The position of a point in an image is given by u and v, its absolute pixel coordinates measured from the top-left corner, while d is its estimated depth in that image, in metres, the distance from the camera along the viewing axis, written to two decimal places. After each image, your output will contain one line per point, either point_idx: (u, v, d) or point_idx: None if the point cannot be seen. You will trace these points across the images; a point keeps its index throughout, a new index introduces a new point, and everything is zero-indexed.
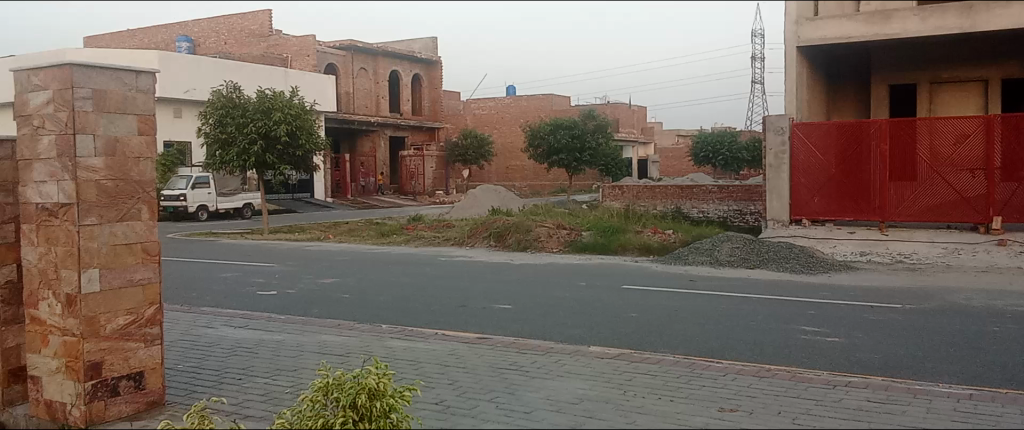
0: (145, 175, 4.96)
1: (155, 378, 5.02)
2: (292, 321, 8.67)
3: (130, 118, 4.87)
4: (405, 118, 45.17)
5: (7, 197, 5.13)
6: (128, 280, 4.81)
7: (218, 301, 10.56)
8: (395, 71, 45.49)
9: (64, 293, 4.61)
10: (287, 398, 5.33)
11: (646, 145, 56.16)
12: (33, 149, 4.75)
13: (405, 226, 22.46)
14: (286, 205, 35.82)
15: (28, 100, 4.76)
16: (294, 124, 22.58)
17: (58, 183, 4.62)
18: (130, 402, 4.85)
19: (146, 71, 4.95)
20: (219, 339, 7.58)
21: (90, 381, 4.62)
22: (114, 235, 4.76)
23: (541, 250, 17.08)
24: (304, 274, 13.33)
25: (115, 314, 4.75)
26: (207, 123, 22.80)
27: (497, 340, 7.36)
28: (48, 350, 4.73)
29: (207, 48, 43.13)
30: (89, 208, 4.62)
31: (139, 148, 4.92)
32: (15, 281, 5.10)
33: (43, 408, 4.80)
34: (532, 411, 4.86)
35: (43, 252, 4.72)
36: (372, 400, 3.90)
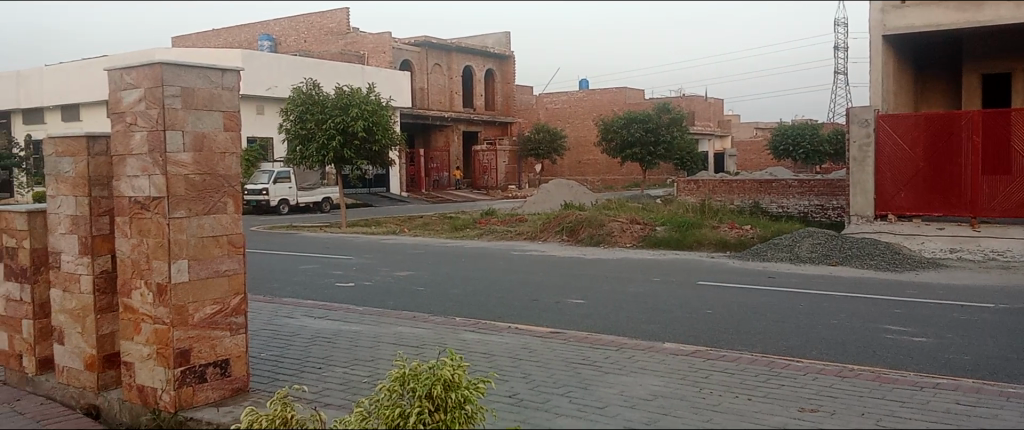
0: (230, 170, 5.13)
1: (239, 366, 5.20)
2: (369, 312, 8.85)
3: (216, 115, 5.05)
4: (478, 114, 45.50)
5: (102, 190, 5.37)
6: (214, 271, 4.99)
7: (299, 292, 10.86)
8: (469, 66, 45.82)
9: (155, 283, 4.82)
10: (365, 388, 5.44)
11: (723, 138, 55.05)
12: (126, 145, 4.97)
13: (478, 220, 22.66)
14: (363, 199, 36.60)
15: (121, 98, 4.98)
16: (370, 120, 23.07)
17: (149, 177, 4.81)
18: (216, 388, 5.04)
19: (231, 70, 5.11)
20: (300, 329, 7.80)
21: (178, 367, 4.81)
22: (202, 228, 4.94)
23: (614, 245, 16.97)
24: (380, 267, 13.59)
25: (203, 304, 4.94)
26: (287, 119, 23.43)
27: (570, 335, 7.35)
28: (139, 337, 4.95)
29: (287, 46, 44.30)
30: (178, 202, 4.80)
31: (225, 144, 5.09)
32: (110, 271, 5.37)
33: (135, 393, 5.03)
34: (606, 406, 4.83)
35: (136, 244, 4.94)
36: (447, 391, 3.94)
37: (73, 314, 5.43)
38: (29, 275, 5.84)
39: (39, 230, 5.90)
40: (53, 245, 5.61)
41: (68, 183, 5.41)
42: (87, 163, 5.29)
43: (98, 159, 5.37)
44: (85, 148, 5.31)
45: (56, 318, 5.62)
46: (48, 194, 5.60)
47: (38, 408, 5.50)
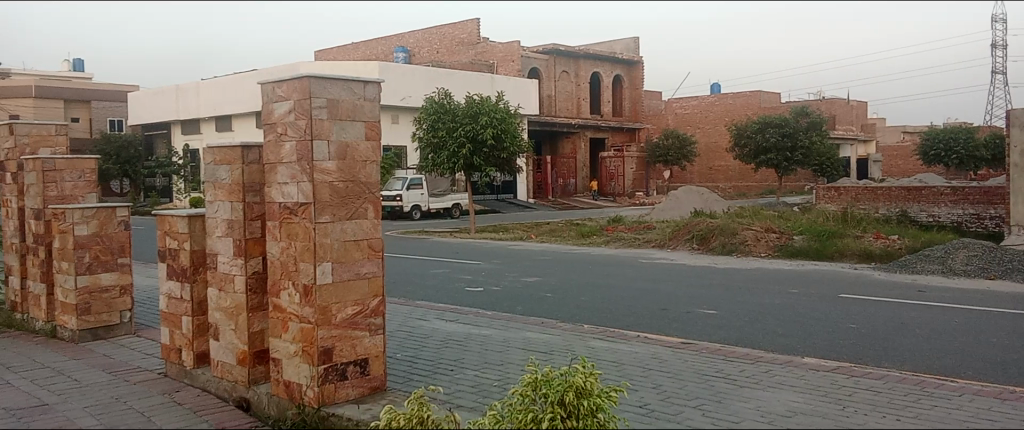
0: (371, 177, 5.35)
1: (378, 366, 5.42)
2: (498, 317, 8.99)
3: (359, 125, 5.28)
4: (606, 120, 45.35)
5: (255, 197, 5.72)
6: (356, 273, 5.21)
7: (431, 295, 11.19)
8: (597, 73, 45.72)
9: (302, 283, 5.08)
10: (496, 391, 5.53)
11: (867, 142, 52.14)
12: (278, 153, 5.28)
13: (605, 227, 22.54)
14: (492, 205, 37.26)
15: (273, 109, 5.29)
16: (499, 127, 23.38)
17: (298, 184, 5.09)
18: (356, 386, 5.26)
19: (373, 81, 5.34)
20: (433, 331, 8.02)
21: (322, 365, 5.04)
22: (345, 232, 5.16)
23: (748, 254, 16.43)
24: (508, 272, 13.79)
25: (345, 304, 5.16)
26: (420, 128, 24.26)
27: (702, 346, 7.18)
28: (287, 335, 5.24)
29: (420, 57, 45.79)
30: (324, 207, 5.04)
31: (366, 152, 5.32)
32: (261, 272, 5.71)
33: (282, 388, 5.31)
34: (741, 421, 4.69)
35: (285, 247, 5.23)
36: (579, 398, 3.94)
37: (227, 312, 5.82)
38: (190, 275, 6.30)
39: (198, 233, 6.36)
40: (211, 247, 6.02)
41: (225, 189, 5.80)
42: (241, 171, 5.65)
43: (250, 167, 5.72)
44: (239, 157, 5.68)
45: (212, 315, 6.02)
46: (207, 199, 6.02)
47: (195, 400, 5.90)
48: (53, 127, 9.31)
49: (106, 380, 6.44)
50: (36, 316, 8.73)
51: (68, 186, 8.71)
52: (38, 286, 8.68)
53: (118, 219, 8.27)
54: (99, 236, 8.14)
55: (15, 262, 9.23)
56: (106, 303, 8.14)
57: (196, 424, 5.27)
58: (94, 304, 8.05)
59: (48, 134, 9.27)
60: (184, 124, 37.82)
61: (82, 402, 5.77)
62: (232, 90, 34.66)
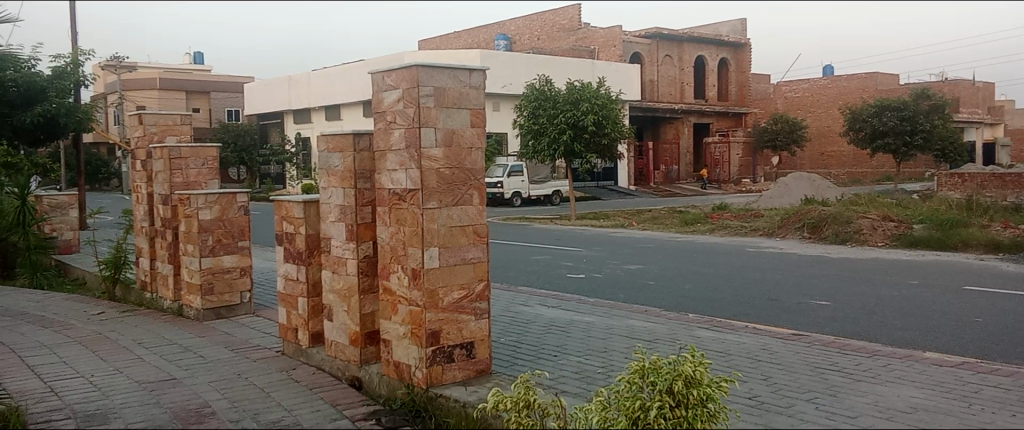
0: (476, 164, 5.41)
1: (483, 349, 5.50)
2: (601, 304, 8.97)
3: (465, 112, 5.35)
4: (711, 105, 44.25)
5: (366, 183, 5.90)
6: (461, 258, 5.31)
7: (534, 281, 11.27)
8: (701, 56, 44.66)
9: (410, 268, 5.21)
10: (600, 378, 5.53)
11: (995, 126, 48.89)
12: (387, 141, 5.42)
13: (710, 215, 22.07)
14: (593, 192, 37.13)
15: (383, 98, 5.44)
16: (601, 113, 23.14)
17: (407, 171, 5.21)
18: (462, 368, 5.36)
19: (478, 69, 5.39)
20: (535, 317, 8.10)
21: (430, 347, 5.16)
22: (451, 218, 5.25)
23: (864, 244, 15.74)
24: (610, 259, 13.70)
25: (451, 289, 5.26)
26: (522, 115, 24.51)
27: (814, 338, 6.94)
28: (397, 317, 5.39)
29: (522, 44, 45.93)
30: (430, 193, 5.14)
31: (471, 139, 5.38)
32: (371, 256, 5.90)
33: (393, 369, 5.48)
34: (858, 416, 4.52)
35: (394, 232, 5.38)
36: (689, 388, 3.88)
37: (341, 293, 6.04)
38: (305, 258, 6.58)
39: (312, 218, 6.62)
40: (325, 231, 6.25)
41: (338, 176, 6.01)
42: (353, 158, 5.85)
43: (362, 154, 5.91)
44: (351, 145, 5.87)
45: (326, 297, 6.26)
46: (321, 186, 6.24)
47: (311, 377, 6.16)
48: (178, 117, 9.86)
49: (227, 357, 6.79)
50: (165, 294, 9.30)
51: (192, 173, 9.23)
52: (165, 267, 9.24)
53: (238, 204, 8.69)
54: (221, 220, 8.57)
55: (145, 244, 9.85)
56: (227, 284, 8.61)
57: (312, 401, 5.49)
58: (216, 285, 8.52)
59: (174, 123, 9.83)
60: (295, 113, 39.21)
61: (206, 378, 6.10)
62: (341, 80, 35.75)
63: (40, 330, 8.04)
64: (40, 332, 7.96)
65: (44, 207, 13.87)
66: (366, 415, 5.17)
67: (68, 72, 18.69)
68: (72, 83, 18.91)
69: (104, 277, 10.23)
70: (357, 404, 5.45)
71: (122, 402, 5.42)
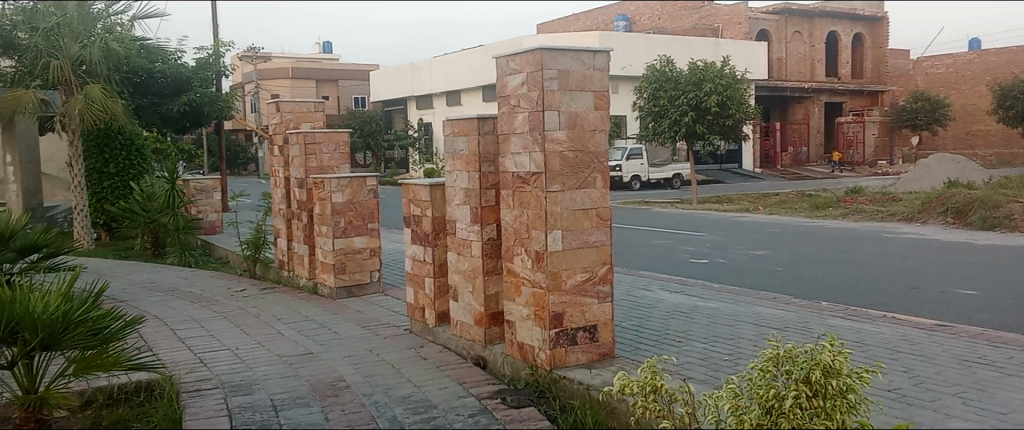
0: (600, 147, 5.37)
1: (607, 332, 5.48)
2: (726, 290, 8.76)
3: (589, 95, 5.30)
4: (843, 82, 42.09)
5: (490, 166, 5.99)
6: (585, 242, 5.30)
7: (656, 266, 11.14)
8: (834, 32, 42.51)
9: (534, 250, 5.26)
10: (727, 366, 5.42)
11: None
12: (511, 125, 5.48)
13: (842, 199, 21.04)
14: (715, 175, 36.22)
15: (507, 82, 5.49)
16: (724, 94, 22.43)
17: (530, 155, 5.25)
18: (586, 351, 5.36)
19: (602, 51, 5.33)
20: (658, 302, 8.01)
21: (554, 329, 5.20)
22: (574, 201, 5.25)
23: (1015, 230, 14.61)
24: (734, 244, 13.33)
25: (574, 271, 5.27)
26: (642, 97, 24.16)
27: (961, 330, 6.52)
28: (520, 299, 5.46)
29: (642, 25, 45.20)
30: (554, 177, 5.15)
31: (595, 122, 5.34)
32: (495, 238, 5.99)
33: (517, 350, 5.55)
34: (1011, 413, 4.22)
35: (518, 215, 5.43)
36: (827, 377, 3.73)
37: (466, 274, 6.17)
38: (432, 239, 6.77)
39: (439, 201, 6.80)
40: (451, 214, 6.39)
41: (463, 160, 6.13)
42: (477, 142, 5.94)
43: (486, 138, 5.98)
44: (476, 129, 5.96)
45: (452, 277, 6.42)
46: (446, 170, 6.39)
47: (438, 355, 6.32)
48: (312, 104, 10.31)
49: (359, 334, 7.10)
50: (301, 273, 9.80)
51: (326, 158, 9.64)
52: (301, 247, 9.73)
53: (368, 187, 9.01)
54: (352, 203, 8.93)
55: (282, 225, 10.40)
56: (358, 264, 8.97)
57: (440, 378, 5.65)
58: (348, 264, 8.89)
59: (308, 111, 10.29)
60: (417, 99, 40.15)
61: (340, 353, 6.40)
62: (461, 65, 36.29)
63: (189, 305, 8.65)
64: (189, 307, 8.57)
65: (190, 190, 14.86)
66: (491, 393, 5.25)
67: (210, 63, 19.84)
68: (214, 73, 20.03)
69: (246, 256, 10.88)
70: (483, 382, 5.56)
71: (264, 374, 5.77)
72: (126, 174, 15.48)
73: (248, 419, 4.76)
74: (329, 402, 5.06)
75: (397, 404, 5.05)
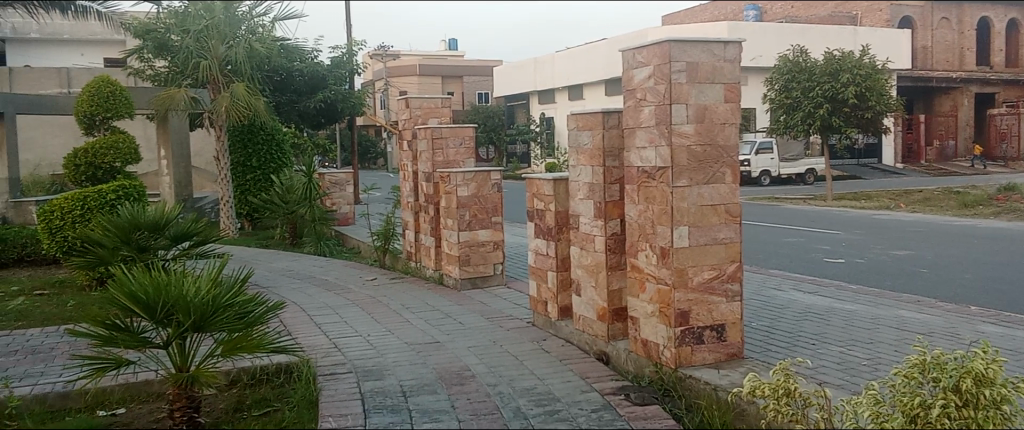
0: (729, 140, 5.21)
1: (735, 332, 5.32)
2: (864, 291, 8.34)
3: (718, 87, 5.16)
4: (997, 71, 39.13)
5: (614, 161, 5.92)
6: (713, 238, 5.17)
7: (788, 264, 10.73)
8: (985, 18, 39.84)
9: (659, 246, 5.18)
10: (865, 371, 5.14)
11: None
12: (637, 119, 5.39)
13: (995, 196, 19.53)
14: (851, 171, 34.52)
15: (633, 75, 5.39)
16: (864, 85, 21.31)
17: (656, 149, 5.16)
18: (712, 351, 5.23)
19: (733, 42, 5.16)
20: (790, 302, 7.71)
21: (679, 327, 5.10)
22: (702, 196, 5.13)
23: None
24: (873, 244, 12.65)
25: (701, 269, 5.15)
26: (773, 89, 23.31)
27: None
28: (645, 295, 5.39)
29: (774, 14, 43.67)
30: (681, 171, 5.04)
31: (725, 115, 5.18)
32: (619, 233, 5.94)
33: (640, 347, 5.48)
34: None
35: (643, 210, 5.36)
36: (979, 387, 3.55)
37: (589, 268, 6.15)
38: (555, 233, 6.79)
39: (563, 195, 6.81)
40: (574, 208, 6.39)
41: (587, 154, 6.10)
42: (601, 136, 5.88)
43: (610, 132, 5.91)
44: (601, 123, 5.90)
45: (575, 272, 6.41)
46: (570, 164, 6.37)
47: (560, 349, 6.34)
48: (440, 100, 10.55)
49: (483, 325, 7.22)
50: (428, 264, 10.07)
51: (452, 152, 9.85)
52: (428, 239, 9.99)
53: (492, 181, 9.16)
54: (477, 197, 9.09)
55: (411, 217, 10.71)
56: (482, 256, 9.13)
57: (562, 371, 5.67)
58: (473, 256, 9.07)
59: (436, 106, 10.54)
60: (541, 94, 40.35)
61: (465, 343, 6.54)
62: (585, 59, 36.10)
63: (324, 292, 9.07)
64: (325, 294, 9.00)
65: (326, 183, 15.55)
66: (614, 389, 5.21)
67: (345, 61, 20.46)
68: (348, 72, 20.67)
69: (376, 246, 11.29)
70: (606, 377, 5.52)
71: (395, 361, 5.98)
72: (267, 168, 16.39)
73: (380, 403, 4.94)
74: (456, 391, 5.17)
75: (521, 395, 5.10)
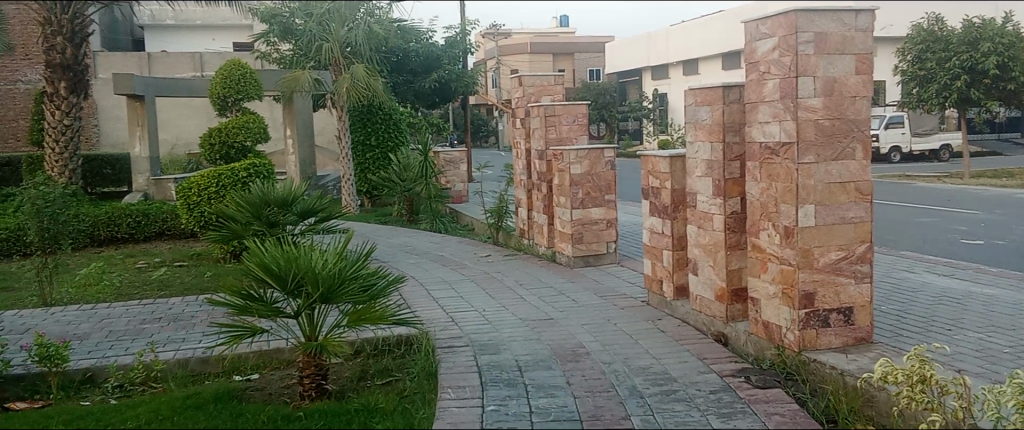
0: (861, 114, 4.95)
1: (864, 316, 5.09)
2: (1007, 275, 7.79)
3: (849, 58, 4.90)
4: None
5: (735, 136, 5.74)
6: (841, 217, 4.95)
7: (920, 246, 10.16)
8: None
9: (783, 225, 5.00)
10: (1008, 360, 4.82)
11: None
12: (760, 92, 5.19)
13: None
14: (992, 147, 32.17)
15: (756, 48, 5.17)
16: (1007, 54, 19.77)
17: (781, 124, 4.96)
18: (839, 335, 5.02)
19: (866, 10, 4.88)
20: (923, 285, 7.30)
21: (803, 309, 4.92)
22: (830, 174, 4.91)
23: None
24: (1017, 224, 11.78)
25: (828, 249, 4.94)
26: (904, 59, 21.99)
27: None
28: (767, 276, 5.22)
29: None
30: (807, 147, 4.84)
31: (856, 88, 4.93)
32: (740, 212, 5.77)
33: (761, 329, 5.32)
34: None
35: (766, 187, 5.18)
36: None
37: (707, 248, 6.01)
38: (671, 212, 6.66)
39: (679, 173, 6.66)
40: (691, 186, 6.25)
41: (706, 130, 5.93)
42: (721, 111, 5.70)
43: (732, 107, 5.72)
44: (721, 98, 5.72)
45: (692, 251, 6.28)
46: (688, 140, 6.22)
47: (676, 329, 6.25)
48: (553, 77, 10.49)
49: (597, 303, 7.20)
50: (540, 242, 10.12)
51: (565, 129, 9.82)
52: (542, 216, 10.04)
53: (605, 159, 9.08)
54: (590, 175, 9.04)
55: (523, 195, 10.78)
56: (596, 235, 9.10)
57: (679, 351, 5.59)
58: (586, 234, 9.04)
59: (549, 84, 10.50)
60: None
61: (579, 320, 6.54)
62: None
63: (440, 267, 9.31)
64: (441, 269, 9.21)
65: (441, 162, 15.87)
66: (733, 371, 5.09)
67: (459, 41, 20.71)
68: (461, 51, 20.82)
69: (490, 224, 11.45)
70: (724, 359, 5.40)
71: (510, 336, 6.05)
72: (385, 146, 16.89)
73: (496, 376, 5.02)
74: (570, 367, 5.20)
75: (637, 374, 5.07)
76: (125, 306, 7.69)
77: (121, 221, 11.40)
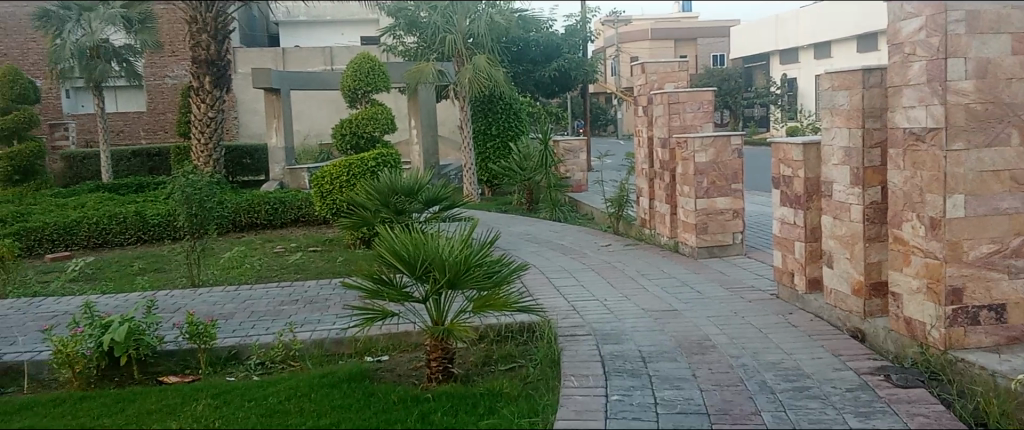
0: (1017, 97, 4.65)
1: (1019, 314, 4.75)
2: None
3: (1005, 37, 4.59)
4: None
5: (876, 122, 5.45)
6: (994, 208, 4.64)
7: None
8: None
9: (929, 217, 4.70)
10: None
11: None
12: (903, 75, 4.85)
13: None
14: None
15: (899, 28, 4.79)
16: None
17: (927, 108, 4.65)
18: (990, 333, 4.70)
19: None
20: None
21: (951, 305, 4.62)
22: (983, 161, 4.60)
23: None
24: None
25: (980, 242, 4.63)
26: None
27: None
28: (909, 269, 4.92)
29: None
30: (957, 133, 4.54)
31: (1012, 69, 4.62)
32: (880, 202, 5.48)
33: (903, 324, 5.03)
34: None
35: (909, 176, 4.87)
36: None
37: (843, 240, 5.74)
38: (804, 202, 6.39)
39: (814, 161, 6.36)
40: (826, 175, 5.99)
41: (843, 116, 5.64)
42: (861, 96, 5.41)
43: (872, 91, 5.42)
44: (860, 82, 5.41)
45: (827, 243, 6.02)
46: (823, 126, 5.98)
47: (809, 323, 6.01)
48: (676, 64, 10.31)
49: (723, 295, 7.02)
50: (663, 232, 9.97)
51: (689, 117, 9.60)
52: (664, 206, 9.89)
53: (732, 147, 8.82)
54: (716, 163, 8.80)
55: (645, 184, 10.63)
56: (721, 225, 8.87)
57: (812, 347, 5.38)
58: (711, 225, 8.83)
59: (673, 71, 10.31)
60: None
61: (704, 312, 6.40)
62: None
63: (561, 256, 9.33)
64: (562, 258, 9.24)
65: (561, 151, 15.89)
66: (872, 369, 4.85)
67: (579, 29, 20.62)
68: (581, 39, 20.75)
69: (610, 213, 11.38)
70: (861, 356, 5.15)
71: (633, 326, 6.00)
72: (506, 135, 17.08)
73: (620, 366, 5.00)
74: (696, 360, 5.10)
75: (767, 369, 4.91)
76: (265, 288, 8.16)
77: (260, 208, 12.07)
